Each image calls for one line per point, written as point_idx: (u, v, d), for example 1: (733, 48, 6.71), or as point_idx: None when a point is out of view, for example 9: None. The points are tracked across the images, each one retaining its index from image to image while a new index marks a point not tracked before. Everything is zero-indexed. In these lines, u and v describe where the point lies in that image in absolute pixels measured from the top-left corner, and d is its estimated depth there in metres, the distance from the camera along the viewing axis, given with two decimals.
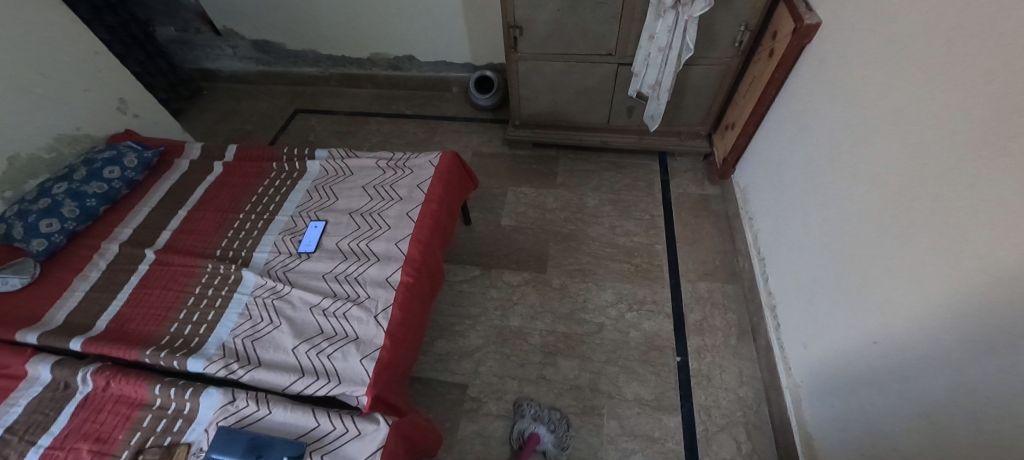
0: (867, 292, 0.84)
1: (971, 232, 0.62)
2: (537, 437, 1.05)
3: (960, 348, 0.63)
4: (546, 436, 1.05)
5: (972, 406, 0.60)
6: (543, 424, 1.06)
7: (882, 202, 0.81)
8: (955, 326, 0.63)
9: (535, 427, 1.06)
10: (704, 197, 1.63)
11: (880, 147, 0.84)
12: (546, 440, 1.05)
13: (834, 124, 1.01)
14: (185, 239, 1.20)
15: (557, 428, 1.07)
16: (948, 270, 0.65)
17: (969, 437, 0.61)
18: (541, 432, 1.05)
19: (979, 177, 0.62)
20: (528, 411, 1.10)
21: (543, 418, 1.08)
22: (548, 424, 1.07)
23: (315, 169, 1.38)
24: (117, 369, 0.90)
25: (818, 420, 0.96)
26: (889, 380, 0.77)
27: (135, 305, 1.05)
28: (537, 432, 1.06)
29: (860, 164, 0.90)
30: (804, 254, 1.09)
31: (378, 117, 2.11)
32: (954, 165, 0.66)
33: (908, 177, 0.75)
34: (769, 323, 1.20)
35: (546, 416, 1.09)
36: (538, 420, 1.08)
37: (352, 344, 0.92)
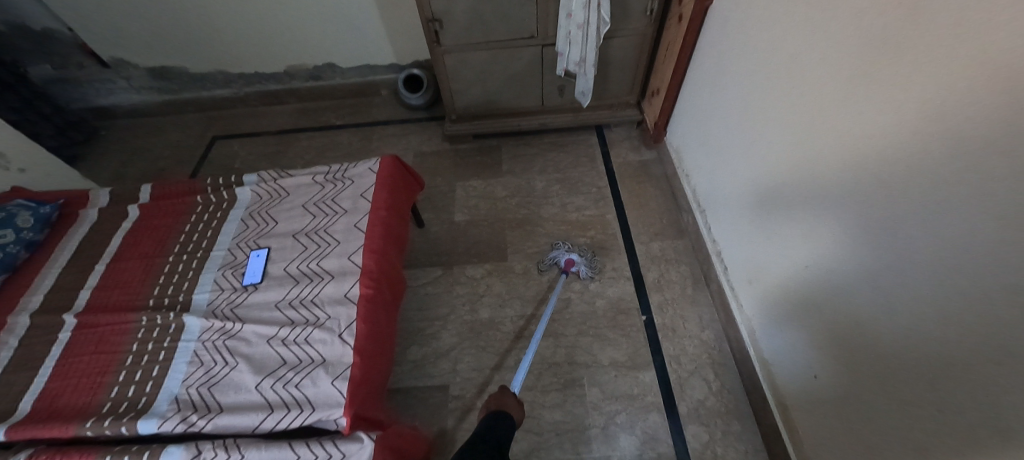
0: (795, 224, 0.92)
1: (869, 155, 0.70)
2: (572, 260, 1.36)
3: (875, 259, 0.71)
4: (580, 260, 1.36)
5: (891, 304, 0.69)
6: (575, 252, 1.37)
7: (795, 141, 0.90)
8: (867, 239, 0.72)
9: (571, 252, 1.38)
10: (643, 162, 1.71)
11: (786, 91, 0.91)
12: (581, 263, 1.36)
13: (744, 77, 1.09)
14: (109, 296, 1.09)
15: (586, 255, 1.37)
16: (853, 192, 0.74)
17: (893, 331, 0.69)
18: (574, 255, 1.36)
19: (865, 105, 0.70)
20: (561, 247, 1.40)
21: (575, 249, 1.39)
22: (579, 252, 1.38)
23: (247, 195, 1.29)
24: (54, 451, 0.81)
25: (772, 347, 1.05)
26: (824, 298, 0.85)
27: (63, 377, 0.94)
28: (571, 256, 1.37)
29: (771, 109, 0.98)
30: (737, 200, 1.18)
31: (307, 132, 2.00)
32: (848, 98, 0.74)
33: (811, 114, 0.84)
34: (718, 268, 1.29)
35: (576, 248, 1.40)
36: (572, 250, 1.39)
37: (320, 368, 0.89)
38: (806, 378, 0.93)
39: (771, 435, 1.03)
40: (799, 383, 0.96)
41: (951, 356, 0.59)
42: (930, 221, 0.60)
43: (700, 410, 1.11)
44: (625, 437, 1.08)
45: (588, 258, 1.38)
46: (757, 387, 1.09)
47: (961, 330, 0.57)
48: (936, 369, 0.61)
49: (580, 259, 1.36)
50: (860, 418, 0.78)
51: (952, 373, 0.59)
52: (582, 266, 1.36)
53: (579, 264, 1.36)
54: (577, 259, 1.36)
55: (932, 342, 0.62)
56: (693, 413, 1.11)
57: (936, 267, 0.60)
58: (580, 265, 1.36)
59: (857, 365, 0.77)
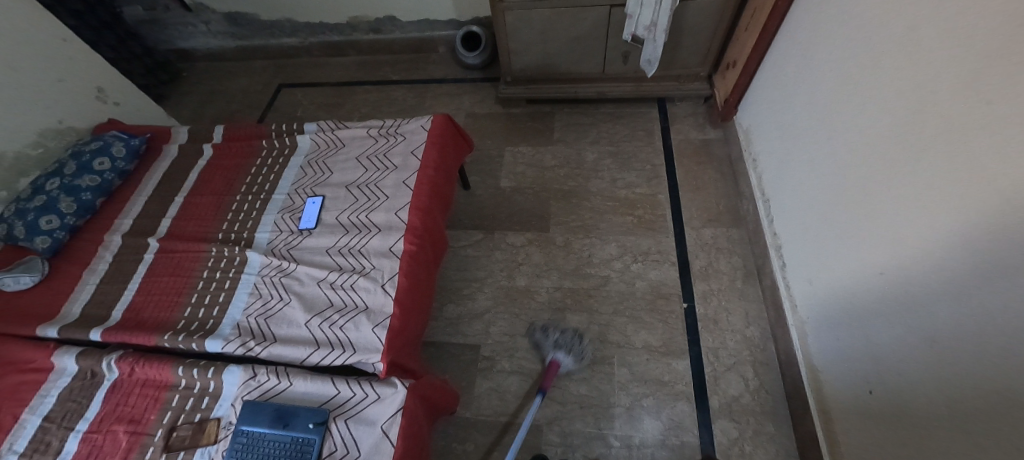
0: (875, 224, 0.82)
1: (983, 152, 0.59)
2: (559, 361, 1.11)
3: (970, 273, 0.62)
4: (566, 360, 1.11)
5: (976, 326, 0.61)
6: (561, 350, 1.11)
7: (891, 128, 0.78)
8: (964, 251, 0.63)
9: (555, 353, 1.12)
10: (706, 141, 1.59)
11: (889, 70, 0.79)
12: (567, 362, 1.12)
13: (840, 51, 0.96)
14: (185, 225, 1.20)
15: (574, 350, 1.12)
16: (955, 195, 0.64)
17: (974, 357, 0.61)
18: (561, 358, 1.10)
19: (990, 92, 0.59)
20: (546, 342, 1.15)
21: (562, 344, 1.12)
22: (566, 348, 1.12)
23: (306, 143, 1.35)
24: (139, 355, 0.93)
25: (825, 354, 0.98)
26: (896, 309, 0.77)
27: (147, 293, 1.07)
28: (557, 357, 1.11)
29: (869, 89, 0.85)
30: (810, 191, 1.07)
31: (365, 86, 2.04)
32: (968, 82, 0.62)
33: (915, 101, 0.73)
34: (775, 263, 1.20)
35: (564, 339, 1.14)
36: (558, 347, 1.13)
37: (363, 314, 0.94)
38: (859, 392, 0.86)
39: (807, 442, 0.98)
40: (849, 395, 0.89)
41: None
42: None
43: (733, 405, 1.08)
44: (649, 420, 1.07)
45: (577, 351, 1.13)
46: (799, 392, 1.03)
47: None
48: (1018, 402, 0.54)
49: (566, 361, 1.11)
50: (916, 443, 0.71)
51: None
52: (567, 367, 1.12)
53: (563, 366, 1.12)
54: (564, 361, 1.11)
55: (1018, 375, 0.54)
56: (725, 408, 1.07)
57: None
58: (564, 365, 1.12)
59: (923, 387, 0.70)
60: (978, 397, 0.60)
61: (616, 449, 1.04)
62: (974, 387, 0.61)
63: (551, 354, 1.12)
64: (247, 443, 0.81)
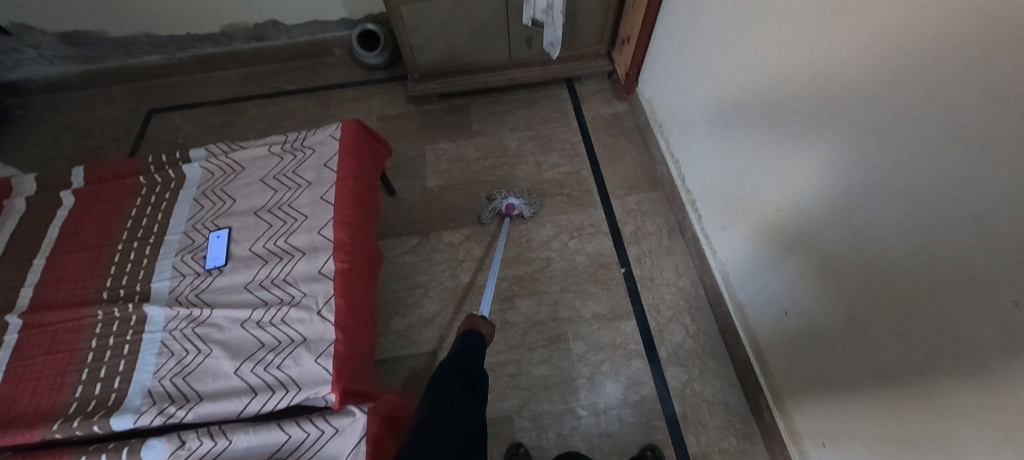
0: (769, 168, 0.93)
1: (842, 93, 0.69)
2: (514, 205, 1.39)
3: (844, 197, 0.73)
4: (521, 203, 1.39)
5: (857, 241, 0.72)
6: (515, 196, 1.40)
7: (770, 82, 0.89)
8: (837, 180, 0.73)
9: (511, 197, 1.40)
10: (616, 114, 1.68)
11: (763, 31, 0.89)
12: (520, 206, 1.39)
13: (719, 19, 1.06)
14: (56, 292, 1.00)
15: (525, 199, 1.41)
16: (825, 133, 0.74)
17: (859, 268, 0.72)
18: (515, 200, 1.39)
19: (841, 42, 0.69)
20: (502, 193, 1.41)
21: (513, 193, 1.41)
22: (517, 195, 1.41)
23: (196, 172, 1.19)
24: (22, 458, 0.77)
25: (744, 288, 1.11)
26: (796, 239, 0.88)
27: (17, 382, 0.87)
28: (512, 202, 1.39)
29: (748, 50, 0.96)
30: (711, 149, 1.18)
31: (256, 100, 1.84)
32: (824, 36, 0.72)
33: (788, 57, 0.83)
34: (692, 216, 1.32)
35: (514, 192, 1.42)
36: (509, 195, 1.40)
37: (301, 347, 0.86)
38: (778, 315, 0.98)
39: (744, 369, 1.10)
40: (770, 320, 1.01)
41: (909, 283, 0.62)
42: (897, 155, 0.61)
43: (679, 352, 1.17)
44: (610, 383, 1.13)
45: (528, 199, 1.41)
46: (731, 327, 1.15)
47: (920, 261, 0.60)
48: (897, 296, 0.65)
49: (519, 204, 1.39)
50: (826, 348, 0.83)
51: (914, 301, 0.62)
52: (522, 211, 1.40)
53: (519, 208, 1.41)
54: (519, 204, 1.39)
55: (894, 274, 0.65)
56: (673, 356, 1.17)
57: (901, 202, 0.62)
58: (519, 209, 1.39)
59: (826, 301, 0.82)
60: (866, 299, 0.71)
61: (585, 418, 1.09)
62: (862, 292, 0.72)
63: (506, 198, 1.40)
64: None
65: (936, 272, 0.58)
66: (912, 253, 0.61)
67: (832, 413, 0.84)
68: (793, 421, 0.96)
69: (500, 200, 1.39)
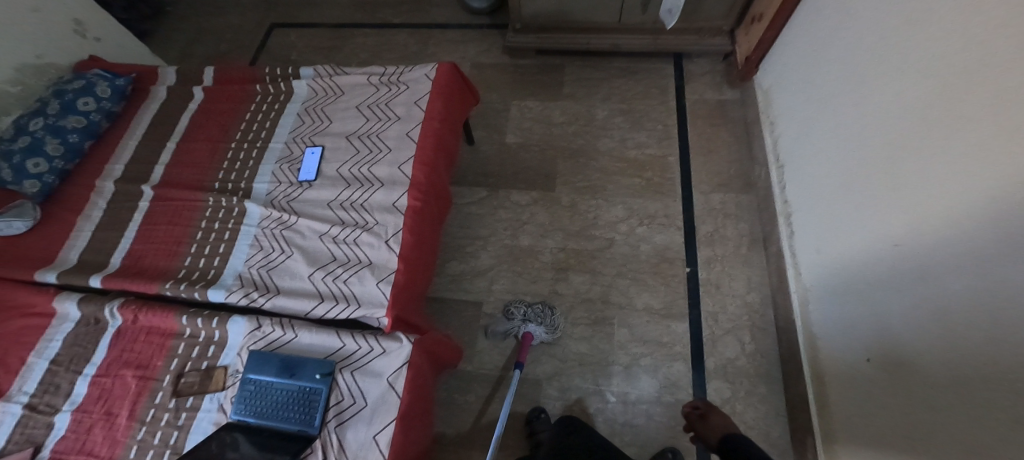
0: (896, 193, 0.79)
1: (1016, 123, 0.56)
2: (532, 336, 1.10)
3: (983, 249, 0.60)
4: (539, 330, 1.11)
5: (985, 302, 0.60)
6: (532, 323, 1.10)
7: (924, 95, 0.74)
8: (980, 227, 0.61)
9: (526, 326, 1.11)
10: (722, 102, 1.52)
11: (932, 30, 0.73)
12: (539, 333, 1.12)
13: (880, 6, 0.88)
14: (180, 173, 1.16)
15: (546, 322, 1.11)
16: (980, 168, 0.61)
17: (977, 333, 0.61)
18: (532, 331, 1.09)
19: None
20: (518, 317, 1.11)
21: (531, 317, 1.11)
22: (536, 319, 1.11)
23: (303, 89, 1.28)
24: (142, 303, 0.93)
25: (825, 322, 0.99)
26: (908, 282, 0.75)
27: (145, 241, 1.05)
28: (529, 330, 1.11)
29: (905, 51, 0.80)
30: (828, 160, 1.03)
31: (363, 28, 1.91)
32: (1014, 48, 0.58)
33: (957, 67, 0.68)
34: (782, 231, 1.19)
35: (533, 313, 1.12)
36: (527, 320, 1.11)
37: (367, 268, 0.93)
38: (858, 360, 0.87)
39: (796, 403, 1.02)
40: (845, 363, 0.90)
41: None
42: None
43: (728, 367, 1.10)
44: (646, 378, 1.11)
45: (548, 320, 1.12)
46: (795, 357, 1.05)
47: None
48: (1011, 376, 0.55)
49: (539, 333, 1.11)
50: (909, 410, 0.73)
51: None
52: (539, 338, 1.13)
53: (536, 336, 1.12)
54: (536, 333, 1.11)
55: (1016, 350, 0.54)
56: (720, 369, 1.10)
57: None
58: (538, 336, 1.12)
59: (923, 359, 0.71)
60: (975, 370, 0.61)
61: (612, 404, 1.08)
62: (972, 360, 0.61)
63: (522, 328, 1.11)
64: (255, 390, 0.82)
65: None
66: None
67: None
68: None
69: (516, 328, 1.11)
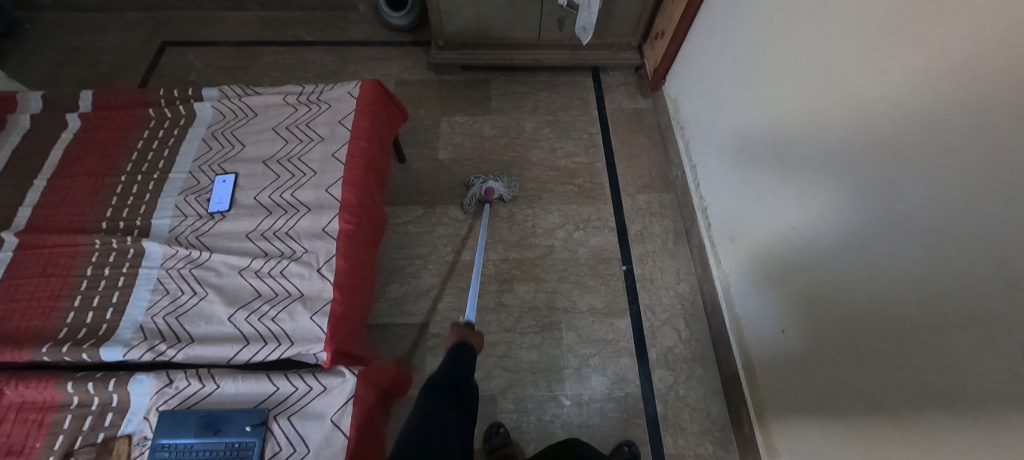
0: (789, 183, 0.91)
1: (875, 123, 0.68)
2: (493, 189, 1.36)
3: (860, 228, 0.71)
4: (500, 186, 1.38)
5: (867, 272, 0.70)
6: (494, 181, 1.37)
7: (801, 100, 0.87)
8: (857, 209, 0.72)
9: (489, 183, 1.38)
10: (638, 110, 1.65)
11: (802, 46, 0.87)
12: (500, 190, 1.38)
13: (760, 25, 1.02)
14: (54, 215, 0.98)
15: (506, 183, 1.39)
16: (851, 161, 0.73)
17: (866, 300, 0.71)
18: (494, 185, 1.36)
19: (884, 70, 0.67)
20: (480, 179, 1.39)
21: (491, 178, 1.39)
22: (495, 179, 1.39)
23: (208, 112, 1.16)
24: (9, 375, 0.77)
25: (745, 302, 1.10)
26: (806, 260, 0.86)
27: (10, 300, 0.87)
28: (490, 185, 1.37)
29: (783, 64, 0.93)
30: (733, 159, 1.15)
31: (274, 46, 1.79)
32: (867, 60, 0.70)
33: (824, 76, 0.80)
34: (701, 223, 1.31)
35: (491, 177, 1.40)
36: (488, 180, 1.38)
37: (297, 302, 0.86)
38: (774, 333, 0.97)
39: (729, 380, 1.11)
40: (765, 337, 1.01)
41: (914, 321, 0.62)
42: (929, 190, 0.59)
43: (668, 355, 1.18)
44: (597, 377, 1.14)
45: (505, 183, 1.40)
46: (723, 338, 1.15)
47: (935, 297, 0.59)
48: (899, 332, 0.65)
49: (499, 188, 1.37)
50: (820, 371, 0.82)
51: (919, 336, 0.61)
52: (502, 195, 1.39)
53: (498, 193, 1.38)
54: (498, 187, 1.37)
55: (901, 310, 0.64)
56: (662, 358, 1.17)
57: (921, 238, 0.61)
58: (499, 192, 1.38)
59: (826, 326, 0.81)
60: (868, 332, 0.71)
61: (568, 407, 1.10)
62: (865, 323, 0.71)
63: (485, 183, 1.37)
64: (169, 458, 0.71)
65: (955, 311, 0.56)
66: (926, 295, 0.60)
67: (814, 435, 0.84)
68: (773, 439, 0.97)
69: (479, 184, 1.37)
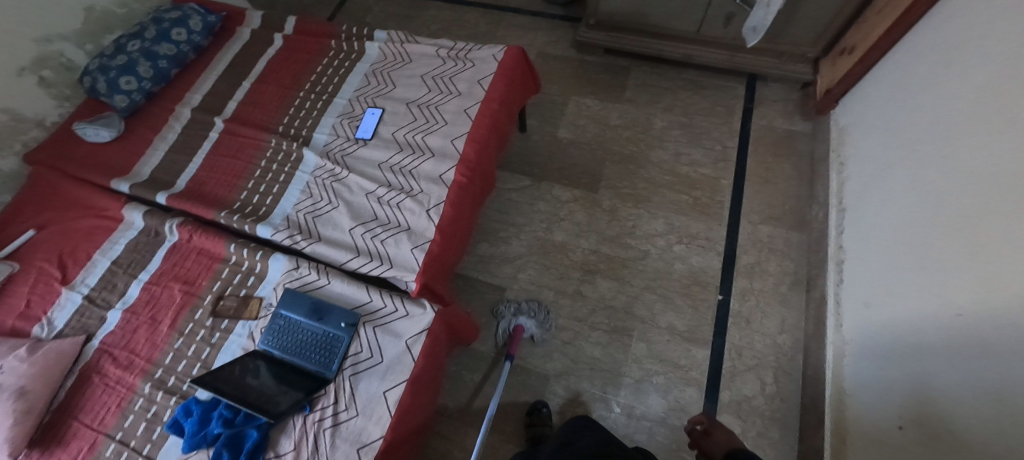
0: (972, 256, 0.71)
1: None
2: (523, 327, 1.12)
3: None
4: (529, 324, 1.13)
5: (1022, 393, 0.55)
6: (523, 315, 1.13)
7: (1008, 163, 0.68)
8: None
9: (517, 319, 1.13)
10: (791, 132, 1.45)
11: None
12: (530, 328, 1.13)
13: (982, 60, 0.81)
14: (250, 112, 1.22)
15: (536, 316, 1.14)
16: None
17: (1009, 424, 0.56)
18: (524, 321, 1.11)
19: None
20: (508, 311, 1.15)
21: (522, 311, 1.14)
22: (526, 314, 1.14)
23: (374, 51, 1.31)
24: (197, 226, 1.00)
25: (862, 383, 0.91)
26: (961, 353, 0.68)
27: (210, 170, 1.12)
28: (520, 322, 1.13)
29: (998, 112, 0.73)
30: (902, 211, 0.94)
31: (439, 2, 1.93)
32: None
33: None
34: (830, 277, 1.12)
35: (524, 308, 1.15)
36: (518, 314, 1.14)
37: (405, 233, 0.96)
38: (885, 428, 0.81)
39: (808, 456, 0.97)
40: (874, 429, 0.84)
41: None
42: None
43: (743, 404, 1.07)
44: (655, 397, 1.09)
45: (540, 317, 1.15)
46: (817, 409, 1.00)
47: None
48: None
49: (530, 325, 1.12)
50: None
51: None
52: (531, 333, 1.14)
53: (527, 332, 1.13)
54: (527, 325, 1.13)
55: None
56: (734, 404, 1.07)
57: None
58: (527, 330, 1.13)
59: (954, 441, 0.65)
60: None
61: (616, 414, 1.07)
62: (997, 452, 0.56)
63: (512, 322, 1.12)
64: (284, 326, 0.87)
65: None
66: None
67: None
68: None
69: (506, 321, 1.12)
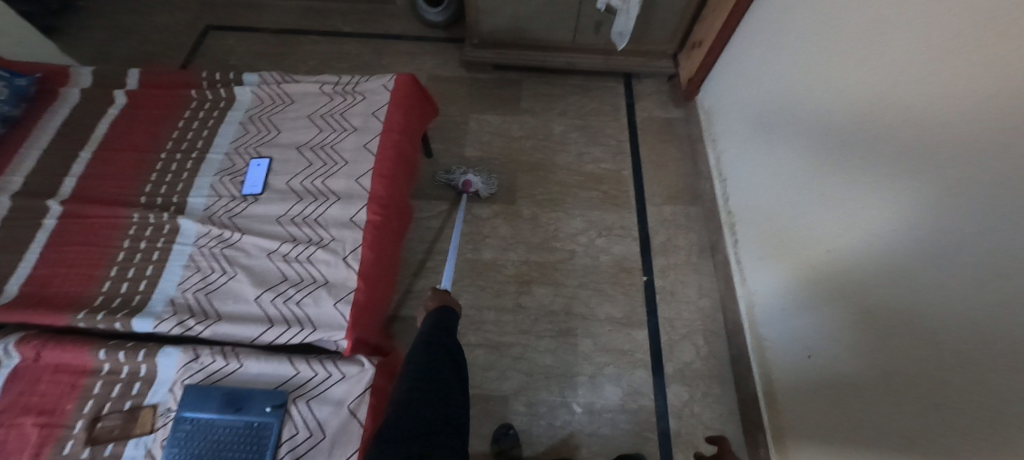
0: (829, 205, 0.87)
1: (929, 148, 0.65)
2: (471, 181, 1.38)
3: (908, 259, 0.68)
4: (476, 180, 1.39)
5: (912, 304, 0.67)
6: (472, 174, 1.38)
7: (846, 122, 0.83)
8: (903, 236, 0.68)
9: (467, 175, 1.38)
10: (669, 120, 1.63)
11: (851, 65, 0.84)
12: (477, 184, 1.38)
13: (805, 43, 1.00)
14: (98, 186, 1.02)
15: (483, 176, 1.39)
16: (899, 186, 0.69)
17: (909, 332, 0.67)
18: (472, 177, 1.37)
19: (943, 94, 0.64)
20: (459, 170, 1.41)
21: (471, 171, 1.40)
22: (475, 174, 1.40)
23: (247, 96, 1.19)
24: (48, 338, 0.80)
25: (772, 325, 1.05)
26: (843, 284, 0.82)
27: (53, 265, 0.90)
28: (469, 178, 1.38)
29: (829, 82, 0.90)
30: (770, 173, 1.11)
31: (312, 35, 1.83)
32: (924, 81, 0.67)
33: (872, 98, 0.77)
34: (728, 239, 1.27)
35: (473, 170, 1.41)
36: (468, 173, 1.40)
37: (323, 288, 0.87)
38: (800, 360, 0.93)
39: (747, 401, 1.08)
40: (791, 362, 0.96)
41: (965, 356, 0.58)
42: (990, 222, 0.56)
43: (685, 371, 1.15)
44: (611, 387, 1.13)
45: (486, 179, 1.40)
46: (744, 357, 1.12)
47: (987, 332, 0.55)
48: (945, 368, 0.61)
49: (477, 180, 1.38)
50: (854, 403, 0.77)
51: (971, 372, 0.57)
52: (478, 188, 1.39)
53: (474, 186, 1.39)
54: (475, 181, 1.38)
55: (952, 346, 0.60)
56: (678, 373, 1.15)
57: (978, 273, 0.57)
58: (475, 186, 1.38)
59: (862, 356, 0.76)
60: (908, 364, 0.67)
61: (579, 415, 1.09)
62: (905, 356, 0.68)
63: (463, 177, 1.38)
64: (193, 430, 0.74)
65: (1006, 350, 0.52)
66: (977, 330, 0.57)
67: None
68: None
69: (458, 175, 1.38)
